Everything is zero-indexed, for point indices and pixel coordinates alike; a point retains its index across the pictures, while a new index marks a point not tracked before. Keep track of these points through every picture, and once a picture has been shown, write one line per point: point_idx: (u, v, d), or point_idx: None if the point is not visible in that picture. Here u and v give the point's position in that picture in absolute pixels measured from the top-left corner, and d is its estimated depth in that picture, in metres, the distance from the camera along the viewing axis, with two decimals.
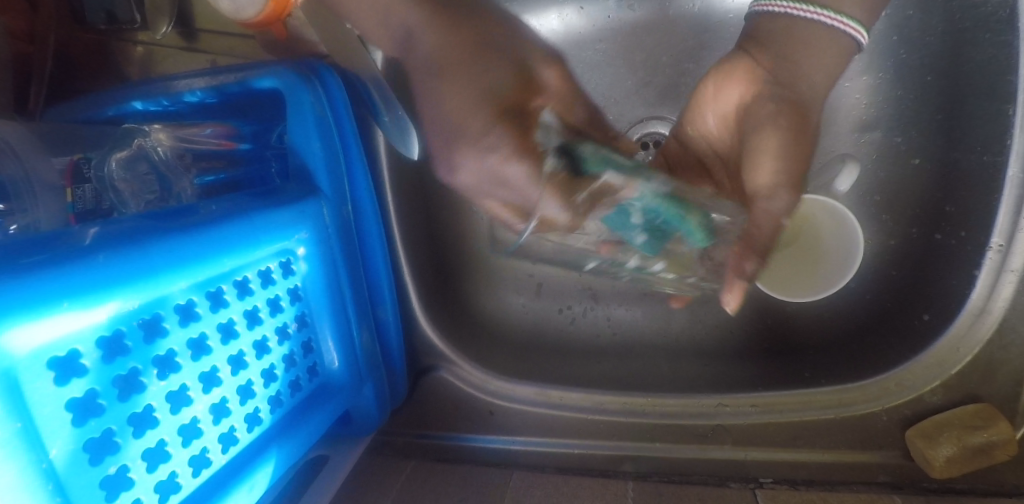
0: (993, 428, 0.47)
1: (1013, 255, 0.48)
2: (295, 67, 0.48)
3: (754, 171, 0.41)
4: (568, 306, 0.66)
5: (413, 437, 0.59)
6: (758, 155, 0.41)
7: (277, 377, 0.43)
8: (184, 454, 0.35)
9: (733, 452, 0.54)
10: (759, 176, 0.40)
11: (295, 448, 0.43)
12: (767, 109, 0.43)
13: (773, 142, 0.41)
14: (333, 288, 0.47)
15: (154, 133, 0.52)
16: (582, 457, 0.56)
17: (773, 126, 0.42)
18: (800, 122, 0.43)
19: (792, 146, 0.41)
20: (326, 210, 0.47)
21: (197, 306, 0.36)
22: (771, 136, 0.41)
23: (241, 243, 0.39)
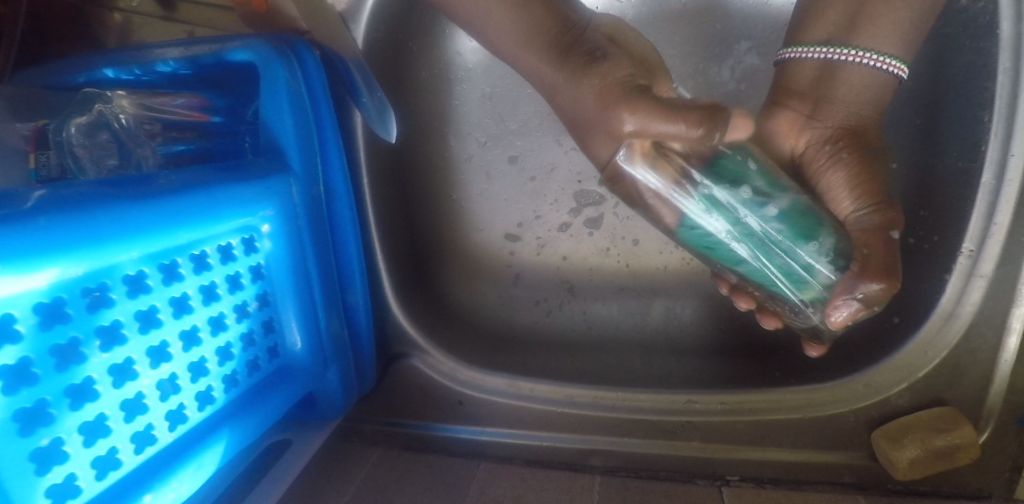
0: (957, 431, 0.48)
1: (983, 261, 0.48)
2: (270, 40, 0.47)
3: (838, 204, 0.44)
4: (544, 299, 0.66)
5: (381, 425, 0.58)
6: (833, 189, 0.45)
7: (233, 355, 0.42)
8: (126, 429, 0.35)
9: (701, 449, 0.53)
10: (842, 207, 0.44)
11: (249, 430, 0.43)
12: (826, 153, 0.46)
13: (840, 175, 0.44)
14: (299, 268, 0.46)
15: (117, 99, 0.50)
16: (551, 451, 0.55)
17: (836, 160, 0.45)
18: (862, 153, 0.45)
19: (862, 171, 0.44)
20: (294, 188, 0.46)
21: (148, 278, 0.35)
22: (840, 169, 0.45)
23: (197, 216, 0.38)
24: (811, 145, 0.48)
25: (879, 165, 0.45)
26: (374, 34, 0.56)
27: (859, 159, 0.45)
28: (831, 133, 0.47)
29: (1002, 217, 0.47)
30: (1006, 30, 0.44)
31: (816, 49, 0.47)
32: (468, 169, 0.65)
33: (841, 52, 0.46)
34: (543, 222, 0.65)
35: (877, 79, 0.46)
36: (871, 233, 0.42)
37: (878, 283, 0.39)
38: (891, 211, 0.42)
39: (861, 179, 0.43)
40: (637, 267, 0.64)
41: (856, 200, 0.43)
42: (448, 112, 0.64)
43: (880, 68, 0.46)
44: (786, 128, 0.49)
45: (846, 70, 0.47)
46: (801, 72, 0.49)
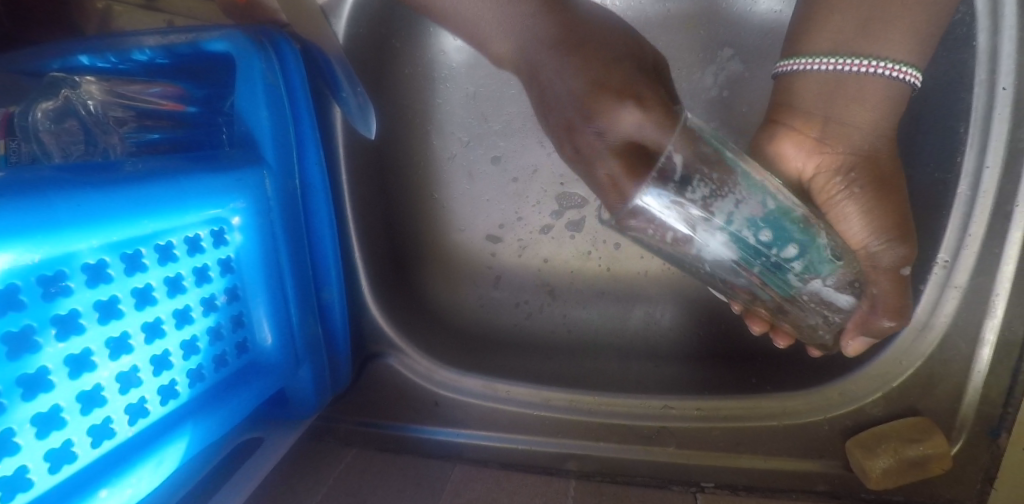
0: (929, 441, 0.48)
1: (957, 271, 0.48)
2: (248, 31, 0.47)
3: (851, 236, 0.45)
4: (525, 301, 0.65)
5: (356, 425, 0.57)
6: (846, 221, 0.45)
7: (199, 349, 0.41)
8: (82, 422, 0.34)
9: (676, 455, 0.53)
10: (854, 237, 0.45)
11: (214, 426, 0.42)
12: (837, 185, 0.46)
13: (855, 209, 0.45)
14: (271, 262, 0.46)
15: (86, 84, 0.49)
16: (527, 455, 0.54)
17: (847, 194, 0.45)
18: (875, 184, 0.45)
19: (874, 206, 0.44)
20: (268, 181, 0.45)
21: (109, 268, 0.35)
22: (852, 203, 0.45)
23: (164, 205, 0.37)
24: (820, 170, 0.47)
25: (890, 194, 0.45)
26: (355, 30, 0.56)
27: (872, 193, 0.44)
28: (842, 160, 0.46)
29: (977, 228, 0.47)
30: (982, 43, 0.45)
31: (826, 60, 0.45)
32: (450, 169, 0.65)
33: (854, 63, 0.44)
34: (525, 224, 0.65)
35: (890, 89, 0.44)
36: (877, 273, 0.44)
37: (848, 296, 0.41)
38: (903, 246, 0.44)
39: (873, 215, 0.44)
40: (618, 272, 0.64)
41: (870, 235, 0.44)
42: (431, 111, 0.64)
43: (896, 77, 0.43)
44: (794, 149, 0.48)
45: (862, 83, 0.44)
46: (808, 88, 0.46)
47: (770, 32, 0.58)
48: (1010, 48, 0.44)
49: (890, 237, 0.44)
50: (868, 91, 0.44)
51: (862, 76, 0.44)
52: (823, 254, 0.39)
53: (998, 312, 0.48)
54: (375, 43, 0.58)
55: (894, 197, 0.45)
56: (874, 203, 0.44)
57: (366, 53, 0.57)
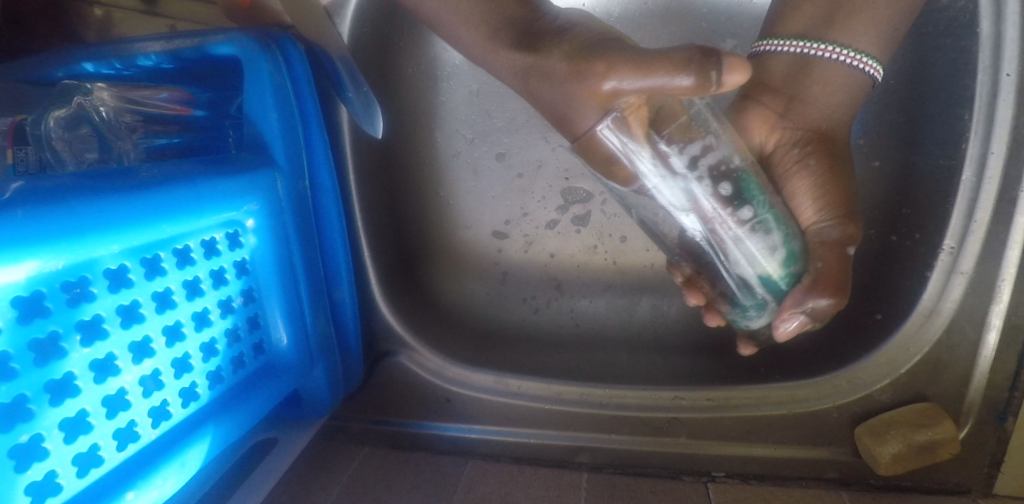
0: (938, 427, 0.48)
1: (963, 258, 0.48)
2: (254, 34, 0.47)
3: (801, 212, 0.47)
4: (532, 296, 0.66)
5: (368, 422, 0.58)
6: (796, 195, 0.47)
7: (217, 352, 0.42)
8: (108, 426, 0.34)
9: (688, 446, 0.54)
10: (802, 212, 0.47)
11: (235, 426, 0.42)
12: (794, 157, 0.48)
13: (807, 183, 0.47)
14: (284, 263, 0.46)
15: (97, 91, 0.49)
16: (538, 448, 0.55)
17: (804, 166, 0.48)
18: (828, 161, 0.48)
19: (827, 179, 0.47)
20: (280, 183, 0.46)
21: (129, 272, 0.35)
22: (806, 175, 0.47)
23: (181, 210, 0.37)
24: (781, 145, 0.50)
25: (841, 174, 0.48)
26: (359, 30, 0.56)
27: (825, 167, 0.47)
28: (802, 135, 0.49)
29: (982, 214, 0.47)
30: (986, 29, 0.45)
31: (795, 43, 0.48)
32: (455, 166, 0.65)
33: (820, 48, 0.47)
34: (531, 220, 0.65)
35: (852, 78, 0.47)
36: (824, 247, 0.45)
37: (826, 298, 0.42)
38: (847, 226, 0.45)
39: (826, 189, 0.46)
40: (624, 264, 0.65)
41: (818, 210, 0.46)
42: (435, 108, 0.64)
43: (856, 66, 0.47)
44: (760, 123, 0.51)
45: (826, 67, 0.47)
46: (777, 65, 0.49)
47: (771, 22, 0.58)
48: (1014, 34, 0.44)
49: (841, 219, 0.45)
50: (830, 76, 0.48)
51: (824, 62, 0.47)
52: (778, 224, 0.41)
53: (1004, 297, 0.48)
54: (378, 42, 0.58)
55: (848, 176, 0.48)
56: (828, 178, 0.47)
57: (370, 52, 0.57)
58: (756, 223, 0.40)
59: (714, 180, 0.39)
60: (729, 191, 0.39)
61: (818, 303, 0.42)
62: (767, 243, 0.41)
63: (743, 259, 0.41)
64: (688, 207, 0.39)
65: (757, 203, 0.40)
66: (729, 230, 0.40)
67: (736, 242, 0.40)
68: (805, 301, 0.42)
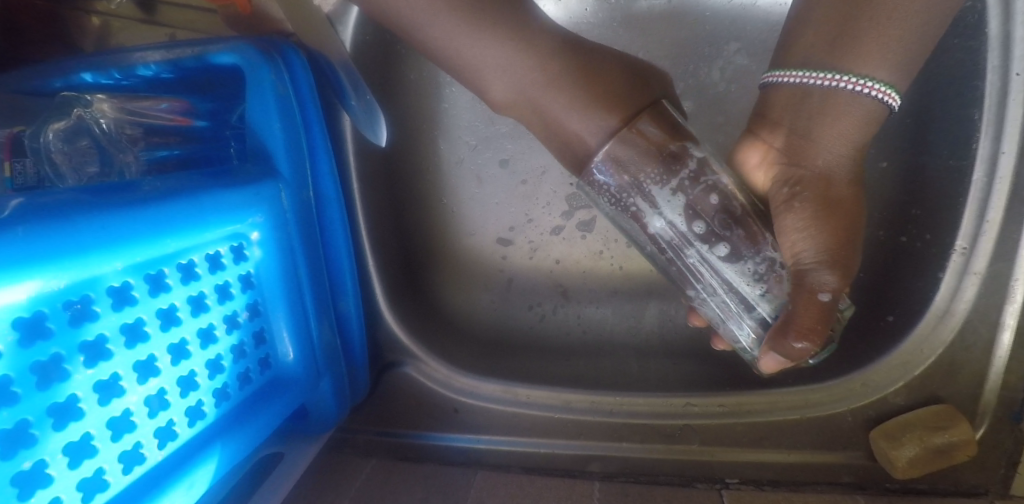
0: (955, 428, 0.48)
1: (976, 257, 0.48)
2: (257, 43, 0.46)
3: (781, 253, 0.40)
4: (538, 303, 0.65)
5: (373, 435, 0.57)
6: (783, 235, 0.39)
7: (224, 368, 0.41)
8: (113, 449, 0.33)
9: (700, 453, 0.53)
10: (789, 252, 0.39)
11: (242, 445, 0.41)
12: (783, 195, 0.41)
13: (795, 222, 0.39)
14: (290, 276, 0.45)
15: (97, 102, 0.48)
16: (548, 458, 0.54)
17: (789, 207, 0.40)
18: (821, 203, 0.39)
19: (816, 223, 0.38)
20: (285, 194, 0.45)
21: (134, 290, 0.34)
22: (791, 217, 0.39)
23: (186, 224, 0.37)
24: (775, 183, 0.43)
25: (840, 217, 0.39)
26: (361, 38, 0.56)
27: (816, 210, 0.39)
28: (797, 174, 0.41)
29: (994, 213, 0.47)
30: (994, 29, 0.45)
31: (795, 73, 0.42)
32: (459, 173, 0.64)
33: (821, 76, 0.40)
34: (536, 226, 0.65)
35: (858, 107, 0.40)
36: (799, 290, 0.37)
37: (801, 342, 0.36)
38: (831, 273, 0.37)
39: (809, 232, 0.38)
40: (631, 270, 0.64)
41: (797, 252, 0.38)
42: (437, 115, 0.63)
43: (864, 94, 0.40)
44: (758, 158, 0.45)
45: (830, 95, 0.40)
46: (779, 98, 0.43)
47: (775, 24, 0.58)
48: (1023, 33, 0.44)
49: (823, 260, 0.38)
50: (834, 106, 0.40)
51: (827, 91, 0.40)
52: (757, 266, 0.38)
53: (1018, 296, 0.48)
54: (380, 51, 0.57)
55: (847, 222, 0.39)
56: (822, 222, 0.39)
57: (371, 59, 0.57)
58: (735, 257, 0.38)
59: (687, 216, 0.38)
60: (701, 229, 0.38)
61: (797, 347, 0.37)
62: (745, 276, 0.38)
63: (725, 289, 0.39)
64: (671, 243, 0.39)
65: (728, 241, 0.38)
66: (706, 262, 0.39)
67: (714, 275, 0.39)
68: (779, 341, 0.37)
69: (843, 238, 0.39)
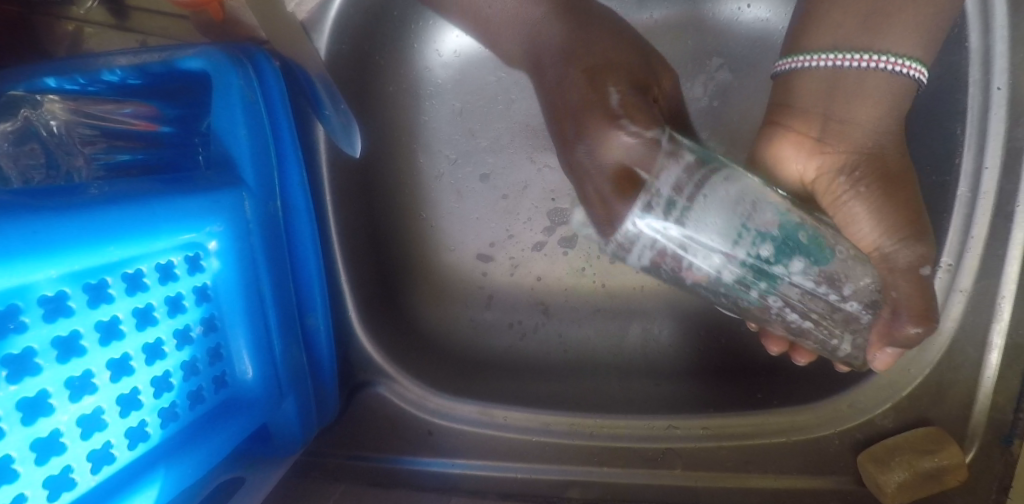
0: (944, 452, 0.46)
1: (962, 275, 0.47)
2: (225, 48, 0.45)
3: (859, 237, 0.41)
4: (519, 321, 0.63)
5: (343, 459, 0.53)
6: (854, 223, 0.41)
7: (172, 386, 0.38)
8: (38, 473, 0.31)
9: (683, 478, 0.50)
10: (864, 239, 0.40)
11: (190, 469, 0.38)
12: (842, 184, 0.42)
13: (861, 208, 0.41)
14: (251, 289, 0.43)
15: (48, 103, 0.46)
16: (526, 484, 0.51)
17: (855, 193, 0.41)
18: (882, 180, 0.41)
19: (885, 203, 0.40)
20: (247, 202, 0.43)
21: (69, 300, 0.32)
22: (862, 202, 0.41)
23: (132, 231, 0.35)
24: (822, 172, 0.44)
25: (903, 191, 0.41)
26: (337, 47, 0.54)
27: (880, 191, 0.41)
28: (846, 159, 0.43)
29: (978, 230, 0.46)
30: (975, 43, 0.45)
31: (821, 56, 0.44)
32: (438, 187, 0.63)
33: (852, 58, 0.42)
34: (516, 242, 0.63)
35: (893, 84, 0.42)
36: (893, 275, 0.39)
37: (916, 327, 0.39)
38: (916, 247, 0.39)
39: (887, 214, 0.40)
40: (614, 288, 0.62)
41: (881, 235, 0.40)
42: (417, 128, 0.62)
43: (897, 71, 0.42)
44: (794, 151, 0.46)
45: (863, 75, 0.42)
46: (805, 84, 0.45)
47: (755, 42, 0.58)
48: (1003, 48, 0.44)
49: (902, 242, 0.39)
50: (866, 88, 0.43)
51: (863, 72, 0.42)
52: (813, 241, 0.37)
53: (1005, 315, 0.46)
54: (355, 64, 0.56)
55: (903, 189, 0.41)
56: (882, 199, 0.40)
57: (347, 70, 0.55)
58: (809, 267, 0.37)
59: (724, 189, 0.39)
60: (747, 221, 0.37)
61: (908, 333, 0.39)
62: (811, 275, 0.37)
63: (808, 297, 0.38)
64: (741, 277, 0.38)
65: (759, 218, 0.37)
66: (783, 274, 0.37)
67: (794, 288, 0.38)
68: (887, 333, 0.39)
69: (903, 206, 0.40)
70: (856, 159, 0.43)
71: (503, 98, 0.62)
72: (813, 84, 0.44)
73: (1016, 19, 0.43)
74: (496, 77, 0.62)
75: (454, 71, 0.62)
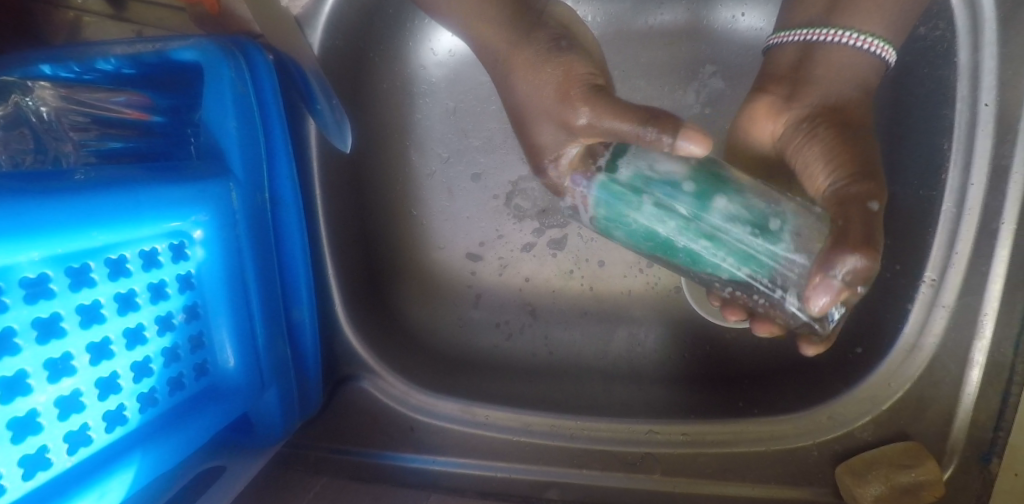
0: (921, 468, 0.46)
1: (946, 290, 0.47)
2: (218, 40, 0.46)
3: (814, 181, 0.40)
4: (505, 321, 0.63)
5: (326, 452, 0.54)
6: (811, 169, 0.41)
7: (152, 372, 0.39)
8: (13, 452, 0.31)
9: (661, 483, 0.50)
10: (820, 185, 0.40)
11: (167, 455, 0.38)
12: (803, 133, 0.43)
13: (816, 151, 0.41)
14: (236, 279, 0.43)
15: (38, 89, 0.46)
16: (504, 483, 0.51)
17: (812, 137, 0.42)
18: (838, 127, 0.41)
19: (838, 144, 0.40)
20: (235, 193, 0.43)
21: (51, 283, 0.32)
22: (816, 144, 0.41)
23: (116, 216, 0.35)
24: (789, 126, 0.45)
25: (861, 139, 0.40)
26: (331, 42, 0.54)
27: (834, 134, 0.40)
28: (808, 113, 0.43)
29: (963, 246, 0.46)
30: (963, 59, 0.45)
31: (799, 32, 0.46)
32: (429, 185, 0.63)
33: (824, 32, 0.45)
34: (506, 242, 0.63)
35: (858, 59, 0.44)
36: (845, 206, 0.36)
37: (855, 256, 0.33)
38: (867, 184, 0.37)
39: (834, 152, 0.39)
40: (601, 291, 0.62)
41: (831, 174, 0.39)
42: (410, 126, 0.62)
43: (863, 48, 0.44)
44: (764, 116, 0.47)
45: (832, 49, 0.44)
46: (782, 56, 0.48)
47: (749, 50, 0.57)
48: (992, 64, 0.44)
49: (855, 183, 0.37)
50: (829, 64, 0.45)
51: (825, 44, 0.45)
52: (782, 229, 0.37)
53: (987, 332, 0.46)
54: (349, 60, 0.56)
55: (858, 136, 0.41)
56: (835, 142, 0.40)
57: (341, 66, 0.56)
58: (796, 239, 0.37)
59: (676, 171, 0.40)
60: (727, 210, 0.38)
61: (848, 264, 0.33)
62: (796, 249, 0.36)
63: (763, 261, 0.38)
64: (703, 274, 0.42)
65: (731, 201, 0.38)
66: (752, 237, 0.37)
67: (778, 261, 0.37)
68: (834, 260, 0.33)
69: (854, 145, 0.39)
70: (817, 110, 0.43)
71: (496, 98, 0.62)
72: (789, 54, 0.47)
73: (1005, 35, 0.44)
74: (490, 78, 0.62)
75: (448, 71, 0.62)
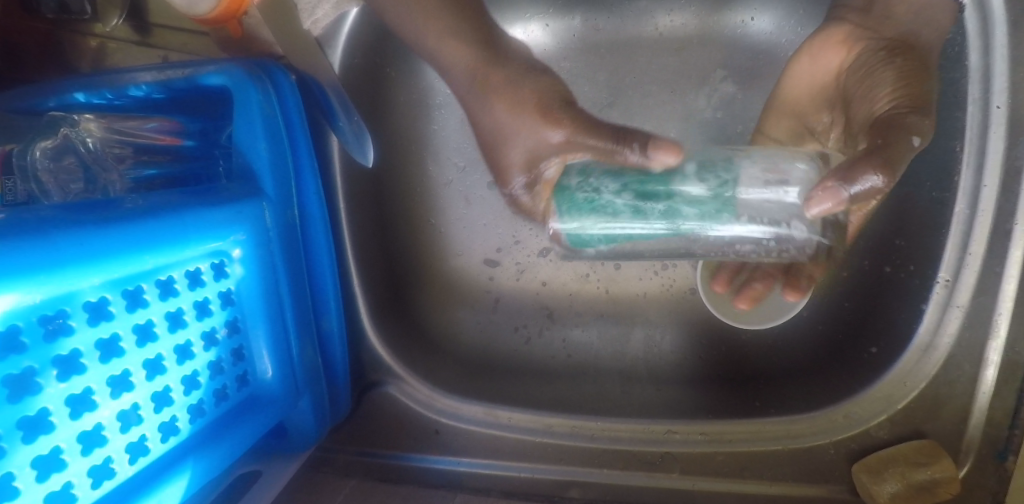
0: (936, 465, 0.47)
1: (959, 291, 0.48)
2: (245, 64, 0.47)
3: (875, 102, 0.43)
4: (524, 325, 0.65)
5: (355, 455, 0.56)
6: (878, 88, 0.44)
7: (200, 385, 0.41)
8: (82, 463, 0.33)
9: (681, 482, 0.52)
10: (883, 102, 0.43)
11: (216, 462, 0.41)
12: (878, 57, 0.46)
13: (889, 73, 0.44)
14: (271, 294, 0.45)
15: (84, 122, 0.49)
16: (527, 482, 0.53)
17: (888, 63, 0.45)
18: (916, 61, 0.44)
19: (909, 73, 0.43)
20: (268, 212, 0.45)
21: (110, 305, 0.34)
22: (890, 68, 0.44)
23: (165, 240, 0.37)
24: (864, 53, 0.48)
25: (928, 75, 0.44)
26: (350, 60, 0.56)
27: (910, 64, 0.44)
28: (886, 44, 0.47)
29: (977, 246, 0.47)
30: (974, 62, 0.46)
31: None
32: (447, 195, 0.65)
33: None
34: (522, 248, 0.65)
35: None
36: (895, 129, 0.39)
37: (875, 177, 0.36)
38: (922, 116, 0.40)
39: (904, 82, 0.42)
40: (617, 294, 0.64)
41: (892, 100, 0.42)
42: (427, 137, 0.64)
43: None
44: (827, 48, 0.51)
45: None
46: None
47: (760, 54, 0.58)
48: (1002, 67, 0.45)
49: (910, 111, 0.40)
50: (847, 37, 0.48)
51: None
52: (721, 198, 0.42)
53: (1001, 332, 0.47)
54: (366, 76, 0.58)
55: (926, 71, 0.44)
56: (903, 72, 0.43)
57: (360, 82, 0.58)
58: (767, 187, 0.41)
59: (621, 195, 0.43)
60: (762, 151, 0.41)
61: (867, 183, 0.36)
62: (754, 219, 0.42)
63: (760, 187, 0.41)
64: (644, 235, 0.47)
65: (653, 184, 0.43)
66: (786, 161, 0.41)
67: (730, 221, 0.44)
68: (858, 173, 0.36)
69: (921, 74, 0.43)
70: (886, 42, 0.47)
71: None
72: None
73: (1016, 38, 0.44)
74: None
75: None
